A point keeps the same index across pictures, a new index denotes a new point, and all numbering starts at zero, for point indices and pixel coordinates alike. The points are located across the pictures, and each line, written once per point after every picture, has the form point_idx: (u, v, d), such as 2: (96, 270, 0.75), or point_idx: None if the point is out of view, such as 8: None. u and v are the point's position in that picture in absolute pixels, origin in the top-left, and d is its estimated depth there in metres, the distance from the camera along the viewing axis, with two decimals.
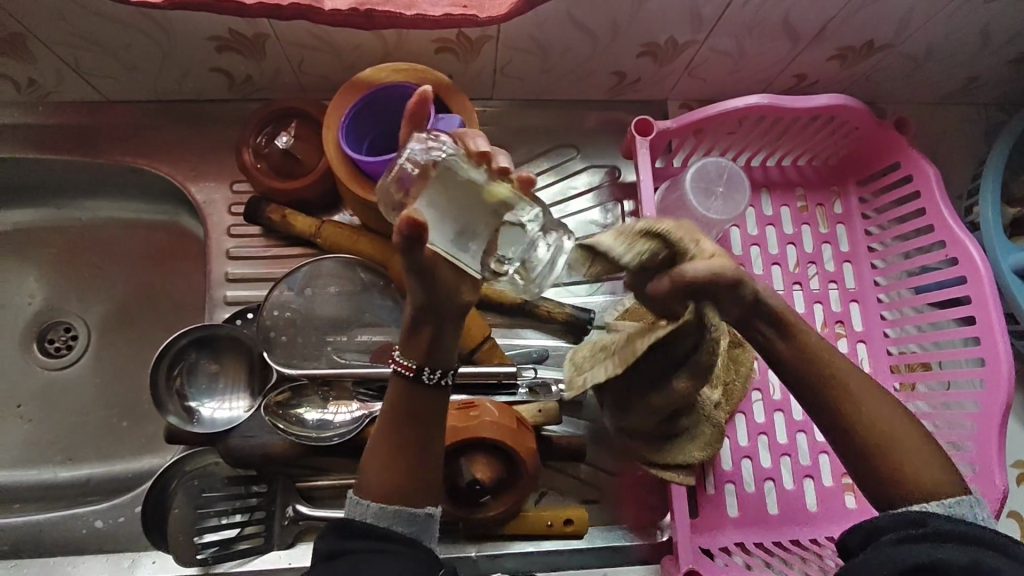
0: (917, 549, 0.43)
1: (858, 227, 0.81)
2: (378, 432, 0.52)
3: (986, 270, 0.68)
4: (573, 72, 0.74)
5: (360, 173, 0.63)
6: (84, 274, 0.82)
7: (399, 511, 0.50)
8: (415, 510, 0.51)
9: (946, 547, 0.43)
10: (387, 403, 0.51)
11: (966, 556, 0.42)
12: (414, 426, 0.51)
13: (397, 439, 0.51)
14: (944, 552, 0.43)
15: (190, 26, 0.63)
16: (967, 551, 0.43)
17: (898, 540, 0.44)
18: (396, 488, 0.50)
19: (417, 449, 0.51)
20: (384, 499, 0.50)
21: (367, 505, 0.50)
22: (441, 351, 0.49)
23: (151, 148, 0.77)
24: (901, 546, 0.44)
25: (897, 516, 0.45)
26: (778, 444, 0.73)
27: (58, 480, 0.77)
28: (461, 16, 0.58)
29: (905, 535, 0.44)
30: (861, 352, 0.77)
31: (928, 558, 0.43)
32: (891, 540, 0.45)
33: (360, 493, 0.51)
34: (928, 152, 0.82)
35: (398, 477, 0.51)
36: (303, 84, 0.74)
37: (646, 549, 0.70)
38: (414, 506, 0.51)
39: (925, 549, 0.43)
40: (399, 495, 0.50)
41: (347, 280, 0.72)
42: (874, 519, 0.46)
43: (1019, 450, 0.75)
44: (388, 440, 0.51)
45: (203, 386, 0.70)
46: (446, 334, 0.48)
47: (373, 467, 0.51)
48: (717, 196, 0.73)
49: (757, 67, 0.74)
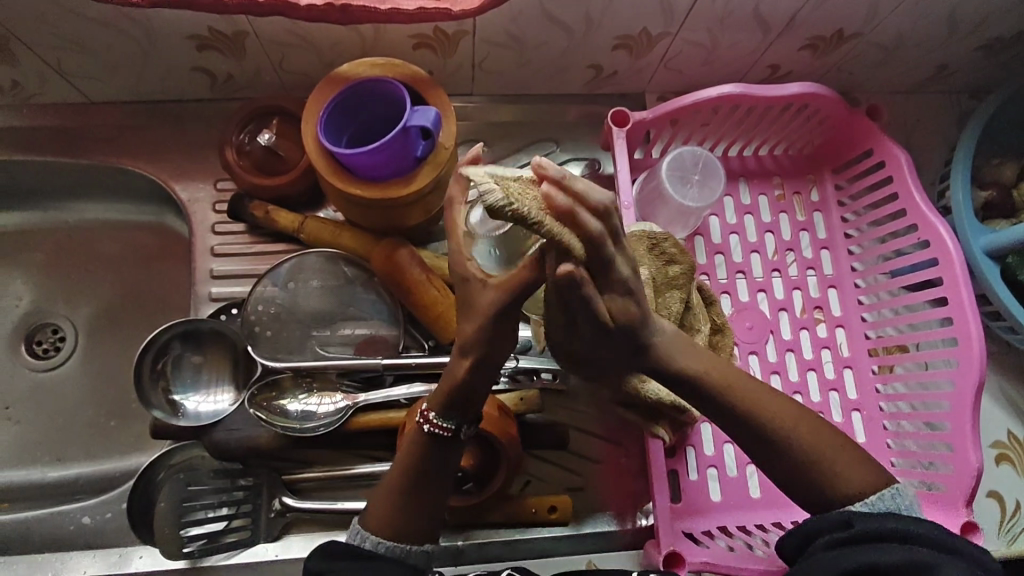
0: (847, 552, 0.45)
1: (834, 214, 0.82)
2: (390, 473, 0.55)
3: (957, 252, 0.70)
4: (551, 66, 0.76)
5: (338, 166, 0.63)
6: (71, 275, 0.83)
7: (397, 547, 0.53)
8: (414, 547, 0.53)
9: (874, 547, 0.45)
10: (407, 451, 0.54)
11: (899, 556, 0.44)
12: (426, 471, 0.54)
13: (403, 481, 0.54)
14: (871, 552, 0.45)
15: (169, 26, 0.64)
16: (895, 548, 0.44)
17: (830, 544, 0.47)
18: (402, 527, 0.53)
19: (419, 489, 0.54)
20: (380, 533, 0.53)
21: (365, 535, 0.53)
22: (469, 412, 0.53)
23: (135, 148, 0.77)
24: (833, 551, 0.46)
25: (827, 518, 0.48)
26: None
27: (47, 480, 0.77)
28: (435, 10, 0.59)
29: (835, 538, 0.47)
30: (839, 336, 0.78)
31: (858, 559, 0.45)
32: (824, 545, 0.47)
33: (362, 524, 0.54)
34: (901, 139, 0.84)
35: (396, 512, 0.53)
36: (284, 82, 0.75)
37: (630, 534, 0.71)
38: (410, 543, 0.54)
39: (853, 552, 0.45)
40: (396, 529, 0.53)
41: (330, 274, 0.73)
42: (804, 523, 0.49)
43: (997, 430, 0.76)
44: (395, 478, 0.54)
45: (188, 379, 0.71)
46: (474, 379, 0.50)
47: (380, 501, 0.54)
48: (692, 184, 0.75)
49: (731, 57, 0.76)
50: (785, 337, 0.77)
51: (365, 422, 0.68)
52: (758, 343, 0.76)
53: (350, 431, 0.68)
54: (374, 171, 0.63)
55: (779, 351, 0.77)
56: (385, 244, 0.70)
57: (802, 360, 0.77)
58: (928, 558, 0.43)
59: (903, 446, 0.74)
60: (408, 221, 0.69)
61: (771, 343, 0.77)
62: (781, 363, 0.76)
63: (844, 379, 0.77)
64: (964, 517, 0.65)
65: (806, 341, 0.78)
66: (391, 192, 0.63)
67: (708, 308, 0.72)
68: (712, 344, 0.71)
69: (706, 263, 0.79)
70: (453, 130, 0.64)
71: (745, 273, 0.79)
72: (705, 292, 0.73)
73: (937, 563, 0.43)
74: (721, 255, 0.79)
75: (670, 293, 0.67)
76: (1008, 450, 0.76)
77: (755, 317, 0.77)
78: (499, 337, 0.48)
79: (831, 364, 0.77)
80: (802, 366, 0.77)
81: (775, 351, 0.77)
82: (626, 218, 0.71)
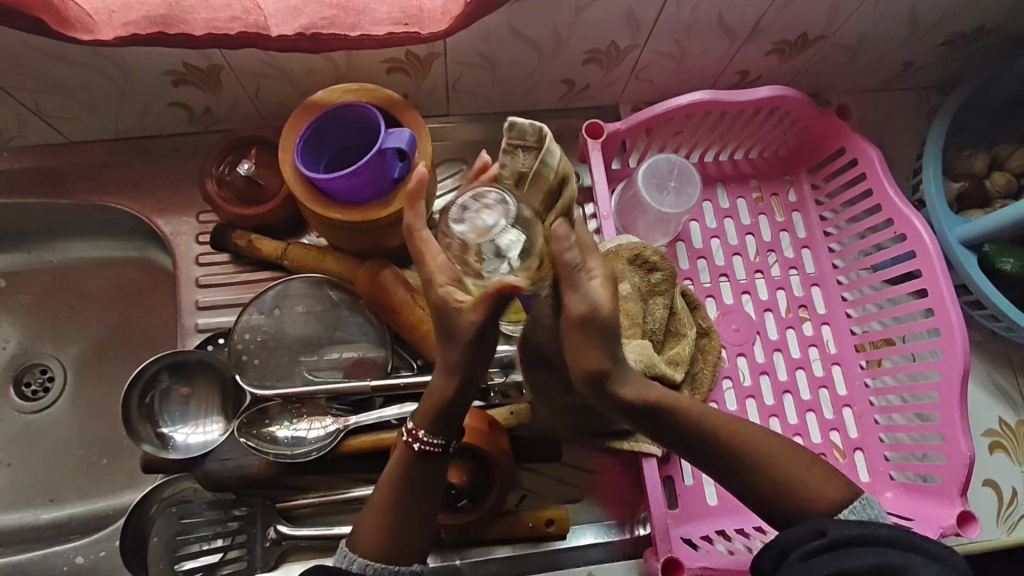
0: (824, 560, 0.45)
1: (813, 212, 0.83)
2: (378, 489, 0.55)
3: (933, 244, 0.71)
4: (525, 83, 0.77)
5: (317, 191, 0.64)
6: (59, 316, 0.83)
7: (385, 569, 0.53)
8: (403, 568, 0.54)
9: (848, 552, 0.45)
10: (394, 465, 0.55)
11: (876, 558, 0.44)
12: (413, 489, 0.54)
13: (391, 503, 0.54)
14: (850, 557, 0.44)
15: (145, 64, 0.65)
16: (868, 551, 0.44)
17: (807, 554, 0.46)
18: (389, 549, 0.54)
19: (405, 503, 0.54)
20: (369, 555, 0.54)
21: (353, 556, 0.54)
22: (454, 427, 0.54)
23: (117, 185, 0.78)
24: (809, 562, 0.46)
25: (801, 530, 0.48)
26: (766, 406, 0.75)
27: (40, 522, 0.77)
28: (404, 35, 0.60)
29: (811, 548, 0.46)
30: (826, 333, 0.79)
31: (836, 566, 0.44)
32: (801, 556, 0.46)
33: (351, 546, 0.55)
34: (873, 136, 0.85)
35: (384, 529, 0.54)
36: (263, 112, 0.76)
37: (630, 544, 0.70)
38: (396, 564, 0.54)
39: (831, 560, 0.45)
40: (382, 550, 0.54)
41: (315, 299, 0.73)
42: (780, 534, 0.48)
43: (989, 419, 0.76)
44: (388, 490, 0.54)
45: (177, 412, 0.71)
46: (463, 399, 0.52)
47: (370, 518, 0.55)
48: (670, 191, 0.75)
49: (701, 65, 0.77)
50: (772, 337, 0.78)
51: (356, 445, 0.67)
52: (745, 344, 0.77)
53: (341, 454, 0.68)
54: (352, 195, 0.63)
55: (766, 351, 0.77)
56: (368, 266, 0.70)
57: (790, 359, 0.77)
58: (902, 560, 0.44)
59: (896, 439, 0.74)
60: (390, 244, 0.69)
61: (758, 344, 0.77)
62: (769, 363, 0.76)
63: (833, 376, 0.77)
64: (960, 507, 0.65)
65: (793, 340, 0.78)
66: (371, 214, 0.64)
67: (693, 311, 0.73)
68: (698, 348, 0.72)
69: (689, 268, 0.80)
70: (428, 151, 0.65)
71: (728, 276, 0.80)
72: (688, 296, 0.73)
73: (910, 565, 0.43)
74: (703, 259, 0.80)
75: (653, 301, 0.69)
76: (1000, 438, 0.76)
77: (741, 318, 0.78)
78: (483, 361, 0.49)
79: (819, 362, 0.77)
80: (790, 365, 0.77)
81: (763, 351, 0.77)
82: (606, 227, 0.72)
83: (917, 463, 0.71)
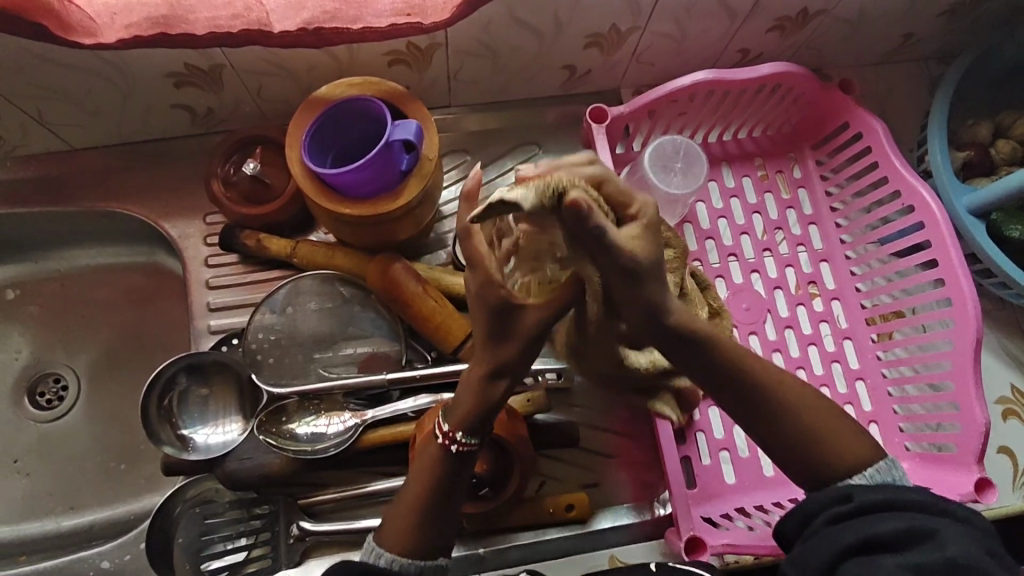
0: (848, 526, 0.46)
1: (818, 189, 0.83)
2: (408, 486, 0.56)
3: (942, 214, 0.71)
4: (526, 71, 0.77)
5: (325, 186, 0.63)
6: (69, 324, 0.83)
7: (412, 565, 0.53)
8: (427, 564, 0.54)
9: (872, 518, 0.46)
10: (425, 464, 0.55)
11: (901, 523, 0.45)
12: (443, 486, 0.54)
13: (422, 499, 0.54)
14: (873, 523, 0.45)
15: (147, 66, 0.65)
16: (895, 516, 0.45)
17: (830, 520, 0.47)
18: (415, 545, 0.54)
19: (434, 501, 0.54)
20: (396, 551, 0.54)
21: (380, 552, 0.54)
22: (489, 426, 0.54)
23: (121, 190, 0.78)
24: (836, 526, 0.47)
25: (824, 497, 0.49)
26: None
27: (62, 530, 0.77)
28: (406, 26, 0.60)
29: (835, 514, 0.47)
30: (836, 309, 0.79)
31: (861, 532, 0.45)
32: (826, 521, 0.48)
33: (378, 541, 0.54)
34: (875, 109, 0.85)
35: (413, 526, 0.54)
36: (265, 111, 0.76)
37: (651, 525, 0.71)
38: (423, 560, 0.54)
39: (854, 526, 0.46)
40: (410, 547, 0.54)
41: (327, 296, 0.73)
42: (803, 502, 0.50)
43: (1001, 386, 0.77)
44: (416, 490, 0.55)
45: (195, 413, 0.71)
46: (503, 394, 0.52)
47: (397, 516, 0.55)
48: (675, 172, 0.75)
49: (702, 45, 0.77)
50: (783, 315, 0.78)
51: (375, 439, 0.68)
52: (756, 323, 0.77)
53: (361, 448, 0.68)
54: (361, 189, 0.63)
55: (778, 328, 0.77)
56: (378, 260, 0.70)
57: (801, 335, 0.77)
58: (925, 523, 0.45)
59: (910, 411, 0.75)
60: (399, 237, 0.69)
61: (769, 322, 0.77)
62: (781, 340, 0.77)
63: (845, 351, 0.77)
64: (977, 474, 0.66)
65: (804, 317, 0.78)
66: (380, 208, 0.64)
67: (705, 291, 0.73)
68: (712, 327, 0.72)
69: (697, 249, 0.80)
70: (435, 141, 0.64)
71: (737, 256, 0.80)
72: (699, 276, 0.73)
73: (936, 529, 0.44)
74: (711, 239, 0.80)
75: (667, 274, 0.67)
76: (1014, 405, 0.76)
77: (751, 297, 0.78)
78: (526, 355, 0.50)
79: (831, 337, 0.78)
80: (802, 341, 0.77)
81: (774, 329, 0.77)
82: None
83: (931, 432, 0.72)
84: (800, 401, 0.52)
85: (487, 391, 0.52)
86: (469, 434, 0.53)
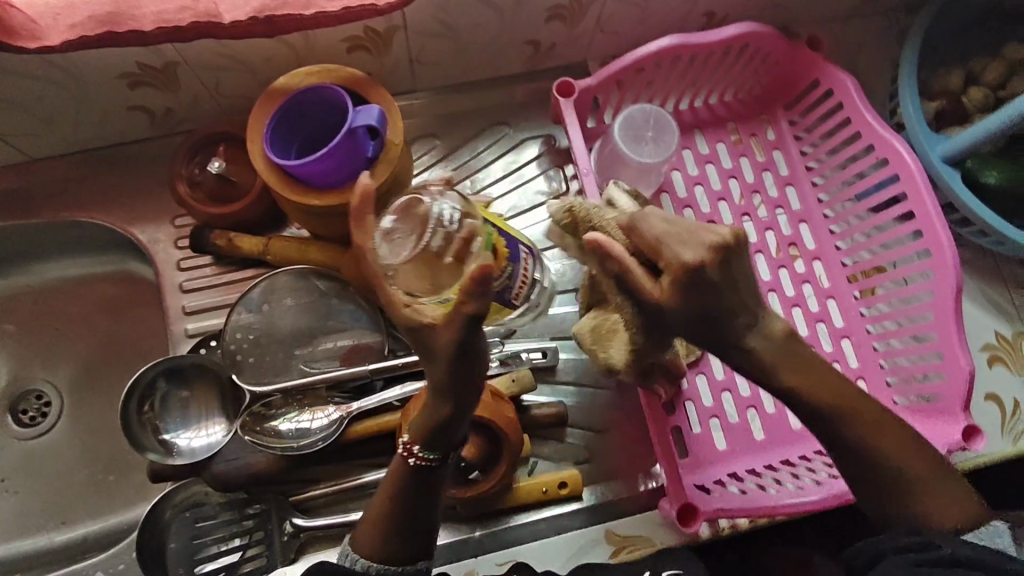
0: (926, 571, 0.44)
1: (793, 149, 0.83)
2: (375, 498, 0.56)
3: (916, 165, 0.70)
4: (489, 48, 0.75)
5: (290, 177, 0.62)
6: (47, 339, 0.82)
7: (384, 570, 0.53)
8: (404, 569, 0.54)
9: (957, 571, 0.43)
10: (389, 478, 0.54)
11: None
12: (409, 496, 0.53)
13: (388, 508, 0.54)
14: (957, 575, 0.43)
15: (98, 67, 0.63)
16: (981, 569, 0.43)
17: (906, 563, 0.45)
18: (385, 552, 0.54)
19: (402, 509, 0.53)
20: (369, 556, 0.54)
21: (354, 556, 0.54)
22: (448, 439, 0.52)
23: (86, 198, 0.76)
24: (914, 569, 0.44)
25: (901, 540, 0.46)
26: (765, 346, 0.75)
27: (55, 545, 0.76)
28: (360, 8, 0.58)
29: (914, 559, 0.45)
30: (817, 269, 0.79)
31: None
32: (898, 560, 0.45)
33: (350, 546, 0.55)
34: (845, 64, 0.85)
35: (382, 534, 0.54)
36: (226, 107, 0.74)
37: (646, 497, 0.71)
38: (399, 565, 0.54)
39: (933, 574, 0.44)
40: (381, 553, 0.54)
41: (304, 290, 0.72)
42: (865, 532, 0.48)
43: (986, 333, 0.77)
44: (381, 503, 0.54)
45: (177, 418, 0.70)
46: (461, 408, 0.49)
47: (365, 527, 0.55)
48: (646, 142, 0.74)
49: (666, 10, 0.76)
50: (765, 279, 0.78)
51: (361, 431, 0.67)
52: None
53: (349, 441, 0.68)
54: (326, 178, 0.62)
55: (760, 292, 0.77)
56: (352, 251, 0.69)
57: (784, 298, 0.78)
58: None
59: (896, 364, 0.75)
60: None
61: None
62: None
63: (829, 310, 0.78)
64: (965, 422, 0.66)
65: (785, 279, 0.79)
66: (348, 196, 0.63)
67: None
68: None
69: None
70: (399, 125, 0.63)
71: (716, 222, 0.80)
72: None
73: None
74: (689, 208, 0.80)
75: None
76: (999, 351, 0.76)
77: None
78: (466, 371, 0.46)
79: (814, 298, 0.78)
80: (786, 304, 0.77)
81: None
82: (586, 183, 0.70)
83: (918, 384, 0.72)
84: (802, 374, 0.48)
85: (437, 405, 0.49)
86: (425, 446, 0.52)
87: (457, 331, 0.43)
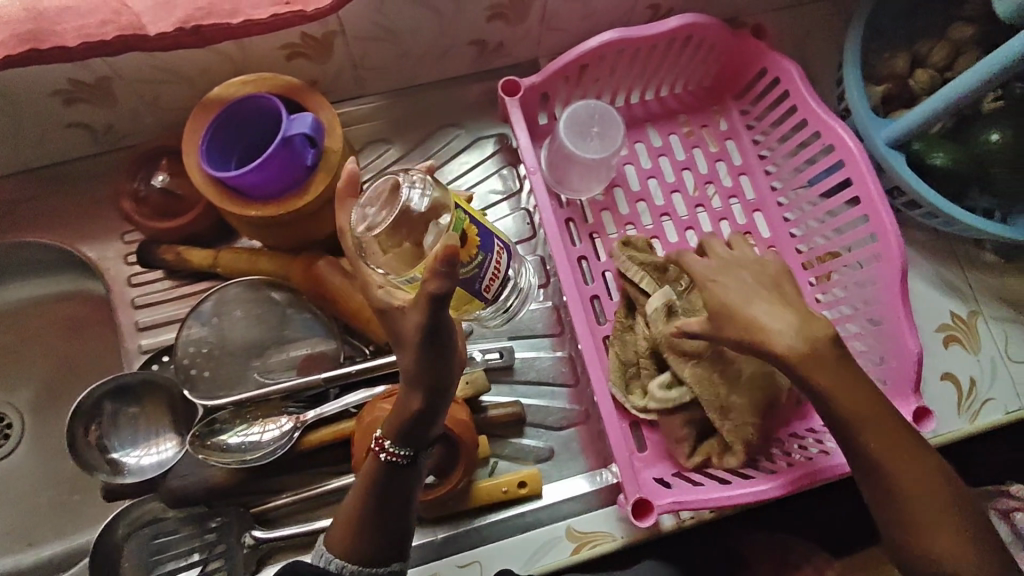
0: None
1: (745, 138, 0.83)
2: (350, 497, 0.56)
3: (859, 150, 0.70)
4: (434, 51, 0.75)
5: (228, 189, 0.62)
6: (4, 361, 0.81)
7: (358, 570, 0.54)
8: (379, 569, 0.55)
9: None
10: (366, 475, 0.55)
11: None
12: (386, 495, 0.54)
13: (364, 507, 0.54)
14: None
15: (31, 85, 0.63)
16: None
17: None
18: (361, 552, 0.55)
19: (381, 509, 0.54)
20: (346, 557, 0.55)
21: (329, 557, 0.55)
22: (421, 437, 0.54)
23: (33, 218, 0.75)
24: None
25: None
26: None
27: (20, 568, 0.76)
28: (288, 14, 0.58)
29: None
30: (773, 256, 0.80)
31: None
32: None
33: (326, 547, 0.56)
34: (794, 51, 0.85)
35: (358, 533, 0.55)
36: (169, 120, 0.73)
37: (608, 492, 0.71)
38: (375, 566, 0.55)
39: None
40: (355, 553, 0.54)
41: (254, 301, 0.72)
42: None
43: (942, 314, 0.77)
44: (356, 500, 0.55)
45: (125, 437, 0.70)
46: (429, 404, 0.51)
47: (340, 526, 0.55)
48: (593, 137, 0.74)
49: (608, 3, 0.75)
50: None
51: (314, 441, 0.67)
52: None
53: (305, 450, 0.67)
54: (265, 189, 0.62)
55: None
56: (301, 260, 0.69)
57: None
58: None
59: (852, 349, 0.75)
60: (320, 233, 0.68)
61: None
62: None
63: None
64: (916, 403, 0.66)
65: None
66: (288, 206, 0.62)
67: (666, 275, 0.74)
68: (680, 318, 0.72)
69: (629, 212, 0.80)
70: (338, 133, 0.63)
71: (670, 215, 0.80)
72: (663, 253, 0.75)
73: None
74: (643, 201, 0.80)
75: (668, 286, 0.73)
76: (955, 331, 0.77)
77: None
78: (433, 362, 0.49)
79: None
80: None
81: None
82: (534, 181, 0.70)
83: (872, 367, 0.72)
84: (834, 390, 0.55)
85: (408, 397, 0.51)
86: (398, 442, 0.53)
87: (423, 314, 0.46)
